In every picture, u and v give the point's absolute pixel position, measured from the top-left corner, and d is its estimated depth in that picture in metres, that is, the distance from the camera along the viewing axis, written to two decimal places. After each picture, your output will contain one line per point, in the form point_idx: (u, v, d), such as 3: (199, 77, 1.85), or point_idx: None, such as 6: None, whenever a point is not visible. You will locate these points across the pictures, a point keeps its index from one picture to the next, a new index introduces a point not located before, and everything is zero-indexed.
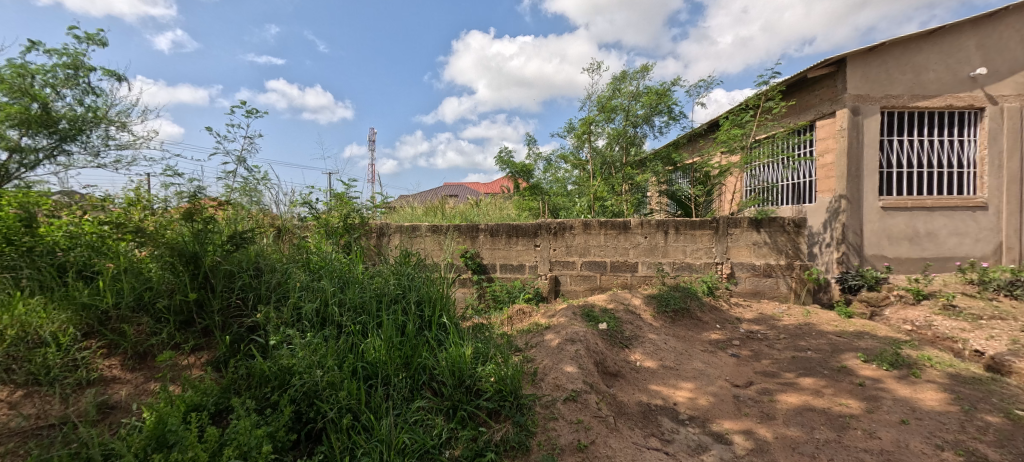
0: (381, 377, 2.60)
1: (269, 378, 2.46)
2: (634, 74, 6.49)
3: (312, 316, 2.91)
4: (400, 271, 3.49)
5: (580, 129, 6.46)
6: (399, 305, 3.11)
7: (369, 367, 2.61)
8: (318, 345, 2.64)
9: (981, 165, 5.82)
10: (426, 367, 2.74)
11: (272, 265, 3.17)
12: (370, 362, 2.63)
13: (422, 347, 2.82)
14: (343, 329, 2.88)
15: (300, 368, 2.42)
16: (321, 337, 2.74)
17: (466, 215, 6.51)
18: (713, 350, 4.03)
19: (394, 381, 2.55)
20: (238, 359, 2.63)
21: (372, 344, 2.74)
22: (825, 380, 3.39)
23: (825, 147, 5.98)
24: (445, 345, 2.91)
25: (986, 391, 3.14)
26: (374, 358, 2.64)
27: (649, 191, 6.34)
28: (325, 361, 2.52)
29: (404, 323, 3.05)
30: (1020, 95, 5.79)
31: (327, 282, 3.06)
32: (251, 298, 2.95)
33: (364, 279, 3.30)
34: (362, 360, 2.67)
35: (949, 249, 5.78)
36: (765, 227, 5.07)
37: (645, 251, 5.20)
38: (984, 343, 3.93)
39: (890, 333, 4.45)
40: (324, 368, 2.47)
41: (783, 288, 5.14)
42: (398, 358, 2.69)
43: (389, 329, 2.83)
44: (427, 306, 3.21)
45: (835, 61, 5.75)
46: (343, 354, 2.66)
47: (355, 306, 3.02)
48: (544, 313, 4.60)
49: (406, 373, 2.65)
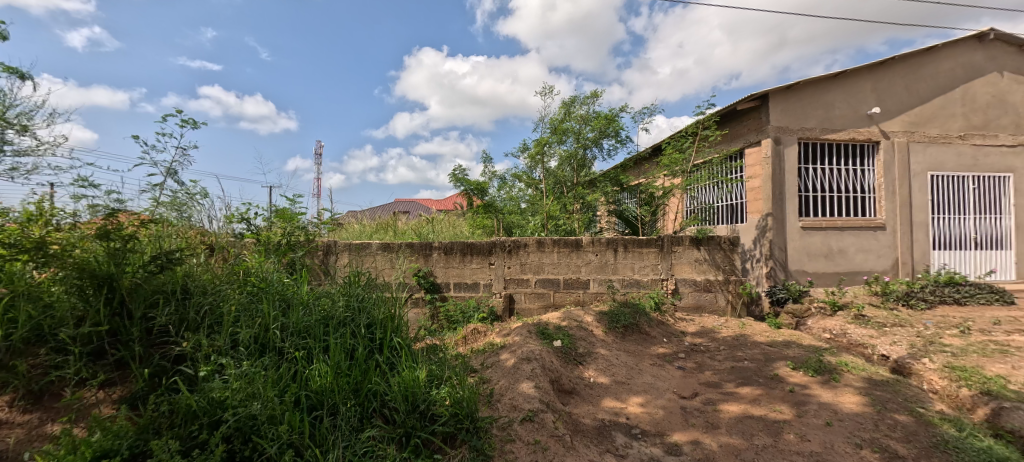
0: (328, 406, 2.44)
1: (196, 415, 2.22)
2: (584, 99, 6.79)
3: (250, 343, 2.68)
4: (349, 292, 3.32)
5: (534, 150, 6.63)
6: (348, 328, 2.94)
7: (314, 397, 2.44)
8: (255, 374, 2.42)
9: (878, 191, 6.66)
10: (377, 393, 2.60)
11: (203, 287, 2.90)
12: (315, 391, 2.46)
13: (373, 372, 2.68)
14: (285, 355, 2.68)
15: (234, 401, 2.21)
16: (260, 366, 2.53)
17: (419, 232, 6.39)
18: (661, 364, 4.21)
19: (342, 410, 2.39)
20: (159, 394, 2.36)
21: (317, 370, 2.56)
22: (761, 388, 3.64)
23: (753, 172, 6.56)
24: (397, 369, 2.80)
25: (894, 392, 3.52)
26: (319, 386, 2.47)
27: (599, 210, 6.59)
28: (264, 392, 2.32)
29: (353, 347, 2.90)
30: (906, 132, 6.73)
31: (267, 304, 2.85)
32: (178, 324, 2.67)
33: (310, 301, 3.10)
34: (306, 389, 2.49)
35: (857, 264, 6.50)
36: (704, 245, 5.44)
37: (596, 268, 5.36)
38: (889, 348, 4.42)
39: (814, 342, 4.91)
40: (263, 399, 2.27)
41: (721, 302, 5.51)
42: (346, 386, 2.54)
43: (337, 354, 2.67)
44: (379, 328, 3.07)
45: (760, 96, 6.38)
46: (285, 384, 2.47)
47: (299, 331, 2.83)
48: (499, 332, 4.57)
49: (355, 401, 2.50)
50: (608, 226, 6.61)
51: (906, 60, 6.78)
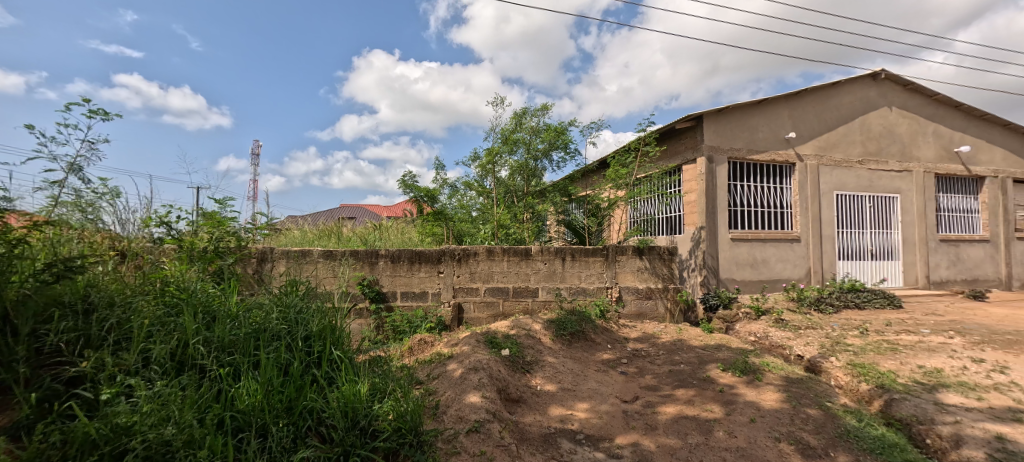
0: (256, 427, 2.27)
1: (96, 444, 1.95)
2: (535, 111, 6.97)
3: (165, 360, 2.47)
4: (284, 303, 3.15)
5: (485, 159, 6.71)
6: (281, 342, 2.78)
7: (240, 418, 2.27)
8: (170, 396, 2.23)
9: (795, 207, 7.41)
10: (313, 411, 2.47)
11: (109, 300, 2.63)
12: (241, 411, 2.29)
13: (309, 388, 2.55)
14: (207, 373, 2.48)
15: (143, 426, 2.00)
16: (176, 386, 2.33)
17: (366, 239, 6.20)
18: (605, 369, 4.38)
19: (272, 431, 2.24)
20: (48, 422, 2.06)
21: (244, 389, 2.40)
22: (695, 390, 3.90)
23: (689, 187, 7.05)
24: (337, 384, 2.68)
25: (807, 388, 3.91)
26: (246, 406, 2.30)
27: (548, 220, 6.77)
28: (181, 415, 2.13)
29: (288, 362, 2.74)
30: (817, 155, 7.55)
31: (188, 317, 2.63)
32: (76, 341, 2.39)
33: (239, 314, 2.90)
34: (231, 410, 2.31)
35: (777, 273, 7.15)
36: (646, 255, 5.75)
37: (545, 277, 5.48)
38: (803, 348, 4.90)
39: (741, 344, 5.33)
40: (179, 423, 2.07)
41: (661, 308, 5.84)
42: (277, 404, 2.39)
43: (268, 370, 2.52)
44: (318, 339, 2.93)
45: (695, 117, 6.88)
46: (206, 405, 2.29)
47: (225, 346, 2.64)
48: (446, 342, 4.52)
49: (288, 420, 2.35)
50: (557, 235, 6.89)
51: (816, 92, 7.63)
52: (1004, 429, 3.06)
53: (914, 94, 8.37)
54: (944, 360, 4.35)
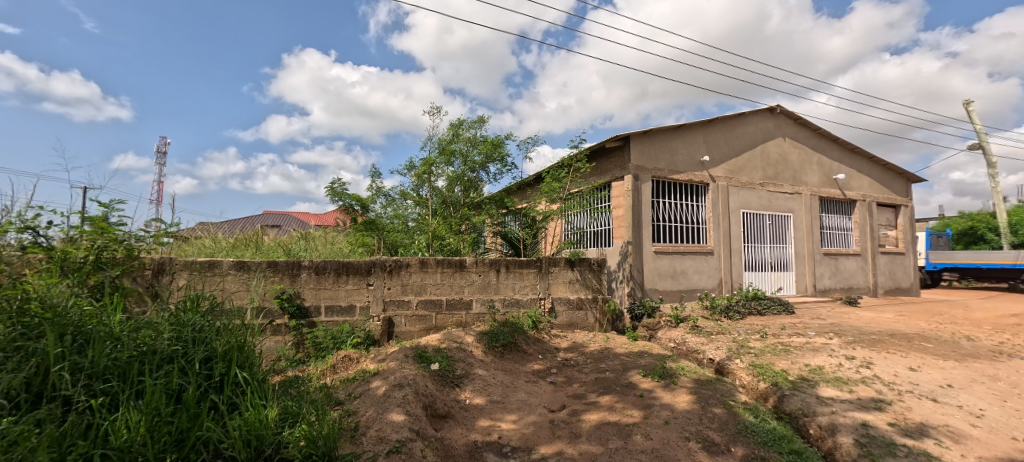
0: None
1: None
2: (471, 122, 7.06)
3: (18, 392, 2.15)
4: (181, 321, 2.86)
5: (421, 169, 6.65)
6: (173, 366, 2.51)
7: (115, 455, 2.00)
8: (21, 434, 1.93)
9: (709, 222, 8.13)
10: (208, 442, 2.24)
11: None
12: (116, 447, 2.02)
13: (205, 416, 2.32)
14: (74, 406, 2.19)
15: None
16: (29, 423, 2.02)
17: (289, 249, 5.83)
18: (535, 380, 4.47)
19: None
20: None
21: (122, 422, 2.13)
22: (618, 396, 4.10)
23: (617, 202, 7.48)
24: (239, 410, 2.47)
25: (714, 389, 4.28)
26: (124, 442, 2.04)
27: (485, 231, 6.83)
28: (33, 456, 1.84)
29: (181, 388, 2.47)
30: (727, 177, 8.38)
31: (53, 340, 2.30)
32: None
33: (122, 334, 2.59)
34: (103, 446, 2.04)
35: (694, 283, 7.77)
36: (577, 266, 6.03)
37: (479, 288, 5.52)
38: (714, 352, 5.36)
39: (661, 350, 5.71)
40: None
41: (591, 318, 6.11)
42: (164, 437, 2.14)
43: (154, 398, 2.26)
44: (221, 361, 2.67)
45: (623, 138, 7.34)
46: (70, 443, 2.00)
47: (101, 373, 2.33)
48: (373, 358, 4.36)
49: (176, 455, 2.11)
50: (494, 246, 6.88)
51: (725, 121, 8.50)
52: (867, 416, 3.56)
53: (802, 128, 9.63)
54: (825, 359, 4.98)
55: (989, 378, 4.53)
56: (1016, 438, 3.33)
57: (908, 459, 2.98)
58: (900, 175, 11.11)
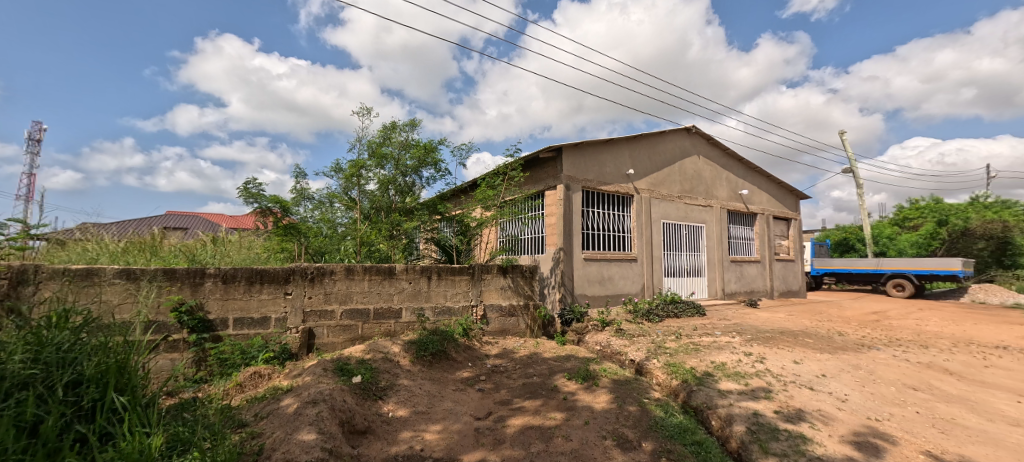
0: None
1: None
2: (403, 126, 6.92)
3: None
4: (44, 339, 2.47)
5: (349, 171, 6.41)
6: (27, 394, 2.16)
7: None
8: None
9: (633, 231, 8.66)
10: None
11: None
12: None
13: (67, 450, 2.02)
14: None
15: None
16: None
17: (192, 255, 5.26)
18: (463, 388, 4.45)
19: None
20: None
21: None
22: (542, 400, 4.20)
23: (550, 211, 7.72)
24: (112, 441, 2.18)
25: (631, 388, 4.54)
26: None
27: (418, 238, 6.72)
28: None
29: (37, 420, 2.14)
30: (650, 189, 8.99)
31: None
32: None
33: None
34: None
35: (619, 288, 8.21)
36: (510, 273, 6.17)
37: (408, 296, 5.41)
38: (635, 353, 5.70)
39: (586, 353, 5.97)
40: None
41: (522, 324, 6.28)
42: None
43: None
44: (93, 385, 2.34)
45: (556, 149, 7.61)
46: None
47: None
48: (288, 374, 4.08)
49: None
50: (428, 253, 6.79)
51: (648, 137, 9.13)
52: (758, 406, 3.99)
53: (714, 146, 10.60)
54: (728, 355, 5.50)
55: (854, 367, 5.27)
56: (871, 418, 3.90)
57: (787, 442, 3.38)
58: (792, 192, 12.62)
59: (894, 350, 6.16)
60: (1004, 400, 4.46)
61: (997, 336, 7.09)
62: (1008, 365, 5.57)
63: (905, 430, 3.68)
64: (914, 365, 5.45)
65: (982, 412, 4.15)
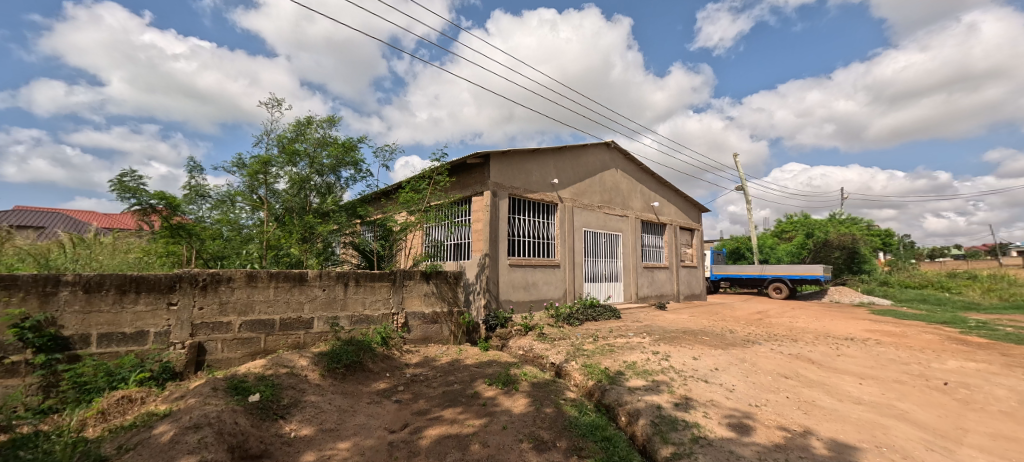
0: None
1: None
2: (320, 122, 6.51)
3: None
4: None
5: (254, 168, 5.81)
6: None
7: None
8: None
9: (557, 238, 8.95)
10: None
11: None
12: None
13: None
14: None
15: None
16: None
17: (46, 258, 4.44)
18: (378, 400, 4.22)
19: None
20: None
21: None
22: (461, 407, 4.12)
23: (476, 217, 7.70)
24: None
25: (548, 390, 4.63)
26: None
27: (336, 242, 6.29)
28: None
29: None
30: (572, 199, 9.35)
31: None
32: None
33: None
34: None
35: (542, 293, 8.38)
36: (433, 279, 6.13)
37: (321, 304, 5.05)
38: (555, 356, 5.84)
39: (508, 358, 6.00)
40: None
41: (445, 331, 6.23)
42: None
43: None
44: None
45: (483, 156, 7.62)
46: None
47: None
48: (167, 397, 3.58)
49: None
50: (348, 256, 6.45)
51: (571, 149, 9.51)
52: (660, 399, 4.28)
53: (631, 161, 11.33)
54: (639, 354, 5.86)
55: (741, 360, 5.89)
56: (752, 404, 4.38)
57: (684, 432, 3.66)
58: (695, 206, 13.88)
59: (773, 344, 7.01)
60: (850, 382, 5.26)
61: (847, 330, 8.41)
62: (853, 353, 6.60)
63: (778, 413, 4.18)
64: (786, 357, 6.24)
65: (834, 393, 4.86)
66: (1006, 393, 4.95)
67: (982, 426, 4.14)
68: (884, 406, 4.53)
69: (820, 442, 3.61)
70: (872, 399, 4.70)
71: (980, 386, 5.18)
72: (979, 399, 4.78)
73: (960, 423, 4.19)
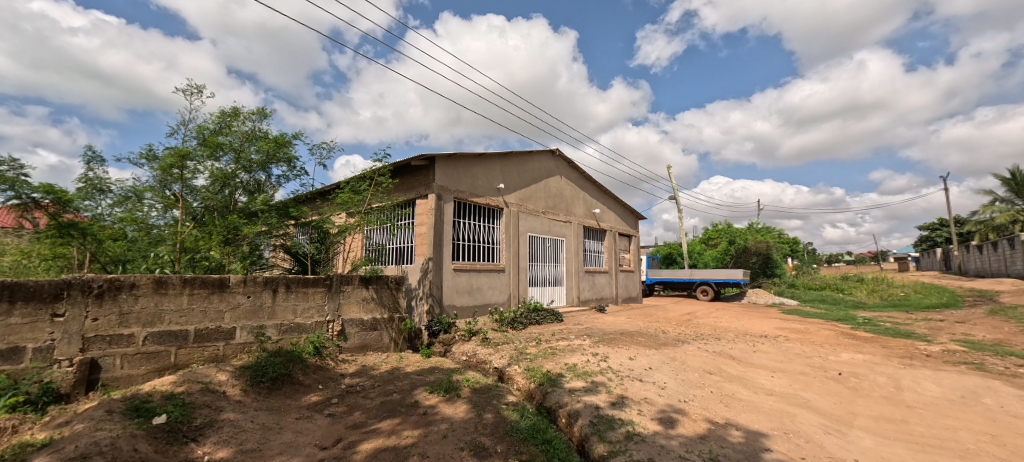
0: None
1: None
2: (249, 114, 6.00)
3: None
4: None
5: (167, 161, 5.19)
6: None
7: None
8: None
9: (502, 242, 8.92)
10: None
11: None
12: None
13: None
14: None
15: None
16: None
17: None
18: (308, 415, 3.89)
19: None
20: None
21: None
22: (399, 418, 3.92)
23: (419, 220, 7.46)
24: None
25: (490, 395, 4.55)
26: None
27: (266, 247, 5.83)
28: None
29: None
30: (518, 204, 9.38)
31: None
32: None
33: None
34: None
35: (487, 298, 8.30)
36: (373, 284, 5.92)
37: (245, 313, 4.61)
38: (498, 361, 5.76)
39: (451, 364, 5.84)
40: None
41: (385, 338, 5.98)
42: None
43: None
44: None
45: (428, 158, 7.42)
46: None
47: None
48: (47, 424, 3.06)
49: None
50: (279, 261, 5.97)
51: (517, 155, 9.54)
52: (596, 399, 4.35)
53: (574, 168, 11.60)
54: (579, 356, 5.94)
55: (673, 359, 6.17)
56: (680, 399, 4.57)
57: (620, 430, 3.73)
58: (633, 213, 14.50)
59: (700, 343, 7.43)
60: (764, 375, 5.69)
61: (762, 327, 9.14)
62: (767, 349, 7.16)
63: (703, 407, 4.39)
64: (711, 354, 6.63)
65: (751, 386, 5.23)
66: (886, 380, 5.59)
67: (868, 410, 4.62)
68: (791, 396, 4.93)
69: (737, 431, 3.84)
70: (781, 390, 5.11)
71: (866, 374, 5.81)
72: (866, 386, 5.36)
73: (851, 408, 4.66)
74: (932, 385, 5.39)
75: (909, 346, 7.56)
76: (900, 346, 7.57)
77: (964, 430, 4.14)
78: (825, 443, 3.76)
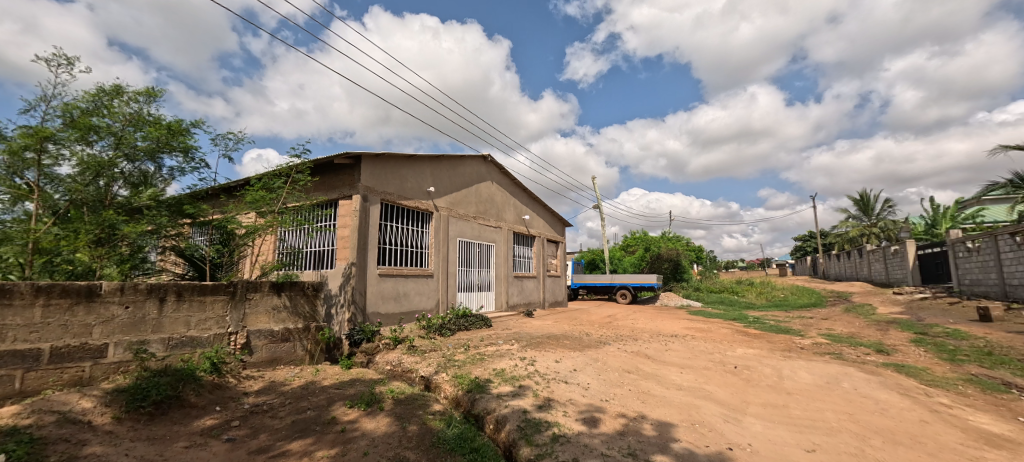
0: None
1: None
2: (136, 93, 5.15)
3: None
4: None
5: (19, 142, 4.28)
6: None
7: None
8: None
9: (431, 247, 8.60)
10: None
11: None
12: None
13: None
14: None
15: None
16: None
17: None
18: (201, 442, 3.33)
19: None
20: None
21: None
22: (313, 438, 3.52)
23: (343, 222, 6.91)
24: None
25: (414, 406, 4.28)
26: None
27: (153, 248, 5.01)
28: None
29: None
30: (448, 208, 9.14)
31: None
32: None
33: None
34: None
35: (414, 304, 7.94)
36: (285, 291, 5.39)
37: (122, 327, 3.90)
38: (425, 369, 5.48)
39: (374, 375, 5.45)
40: None
41: (299, 350, 5.43)
42: None
43: None
44: None
45: (353, 156, 6.93)
46: None
47: None
48: None
49: None
50: (170, 265, 5.19)
51: (449, 158, 9.31)
52: (523, 403, 4.27)
53: (505, 174, 11.61)
54: (507, 361, 5.85)
55: (595, 360, 6.32)
56: (602, 399, 4.65)
57: (546, 432, 3.67)
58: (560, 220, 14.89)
59: (619, 344, 7.72)
60: (673, 371, 6.03)
61: (672, 328, 9.77)
62: (677, 347, 7.63)
63: (622, 404, 4.50)
64: (629, 354, 6.90)
65: (663, 382, 5.49)
66: (771, 371, 6.19)
67: (758, 398, 5.06)
68: (696, 389, 5.26)
69: (650, 424, 3.98)
70: (688, 384, 5.42)
71: (756, 366, 6.40)
72: (755, 377, 5.89)
73: (745, 397, 5.08)
74: (805, 373, 6.06)
75: (787, 340, 8.51)
76: (780, 340, 8.49)
77: (829, 411, 4.66)
78: (724, 430, 4.00)
